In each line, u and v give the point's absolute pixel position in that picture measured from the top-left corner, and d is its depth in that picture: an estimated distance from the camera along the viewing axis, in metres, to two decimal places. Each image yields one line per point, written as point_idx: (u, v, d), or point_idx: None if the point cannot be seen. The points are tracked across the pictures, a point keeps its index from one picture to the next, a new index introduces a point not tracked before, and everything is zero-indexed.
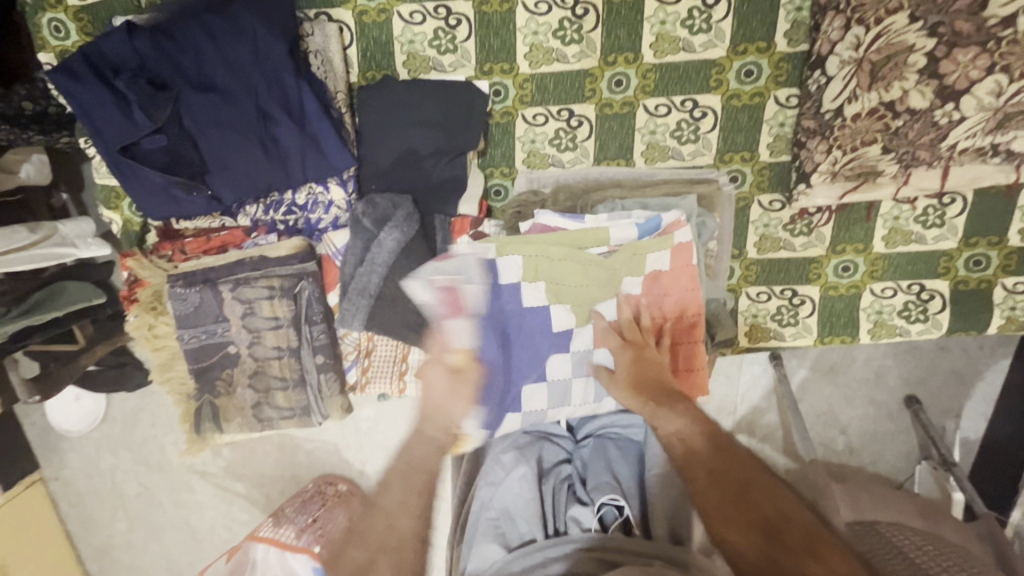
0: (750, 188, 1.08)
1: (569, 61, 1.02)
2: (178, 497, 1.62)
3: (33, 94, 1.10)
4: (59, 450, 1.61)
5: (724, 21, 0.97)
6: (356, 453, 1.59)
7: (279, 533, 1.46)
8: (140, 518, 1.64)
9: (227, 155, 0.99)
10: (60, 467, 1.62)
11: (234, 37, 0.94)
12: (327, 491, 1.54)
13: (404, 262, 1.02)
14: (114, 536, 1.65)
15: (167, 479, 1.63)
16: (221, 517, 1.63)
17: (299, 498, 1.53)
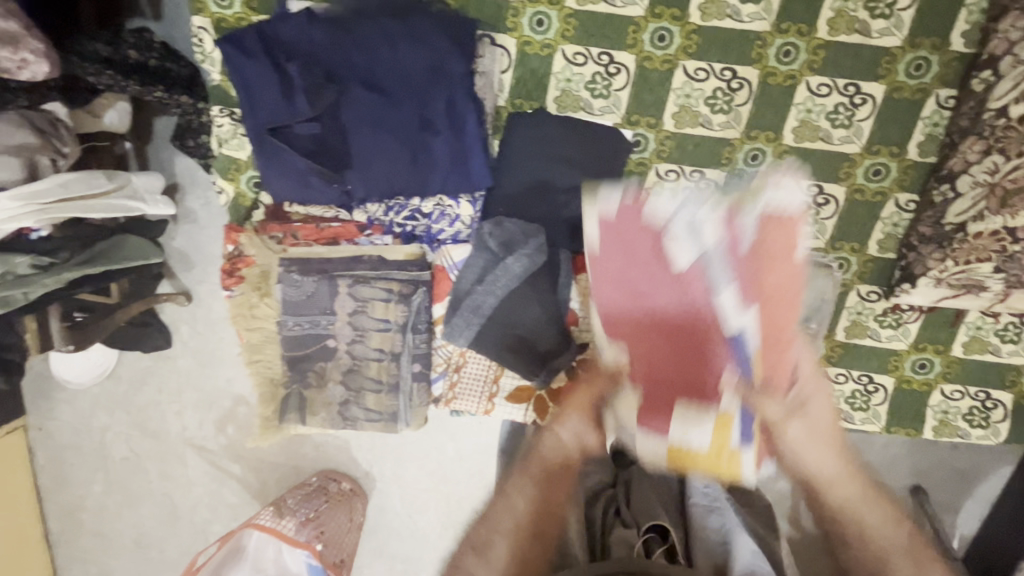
0: (853, 277, 1.14)
1: (713, 128, 1.07)
2: (166, 469, 1.57)
3: (139, 45, 1.23)
4: (51, 399, 1.57)
5: (865, 121, 1.04)
6: (366, 453, 1.56)
7: (280, 525, 1.36)
8: (119, 483, 1.58)
9: (375, 153, 1.00)
10: (46, 417, 1.57)
11: (415, 46, 0.96)
12: (330, 488, 1.49)
13: (525, 291, 1.05)
14: (86, 498, 1.59)
15: (161, 448, 1.58)
16: (207, 496, 1.57)
17: (302, 490, 1.47)
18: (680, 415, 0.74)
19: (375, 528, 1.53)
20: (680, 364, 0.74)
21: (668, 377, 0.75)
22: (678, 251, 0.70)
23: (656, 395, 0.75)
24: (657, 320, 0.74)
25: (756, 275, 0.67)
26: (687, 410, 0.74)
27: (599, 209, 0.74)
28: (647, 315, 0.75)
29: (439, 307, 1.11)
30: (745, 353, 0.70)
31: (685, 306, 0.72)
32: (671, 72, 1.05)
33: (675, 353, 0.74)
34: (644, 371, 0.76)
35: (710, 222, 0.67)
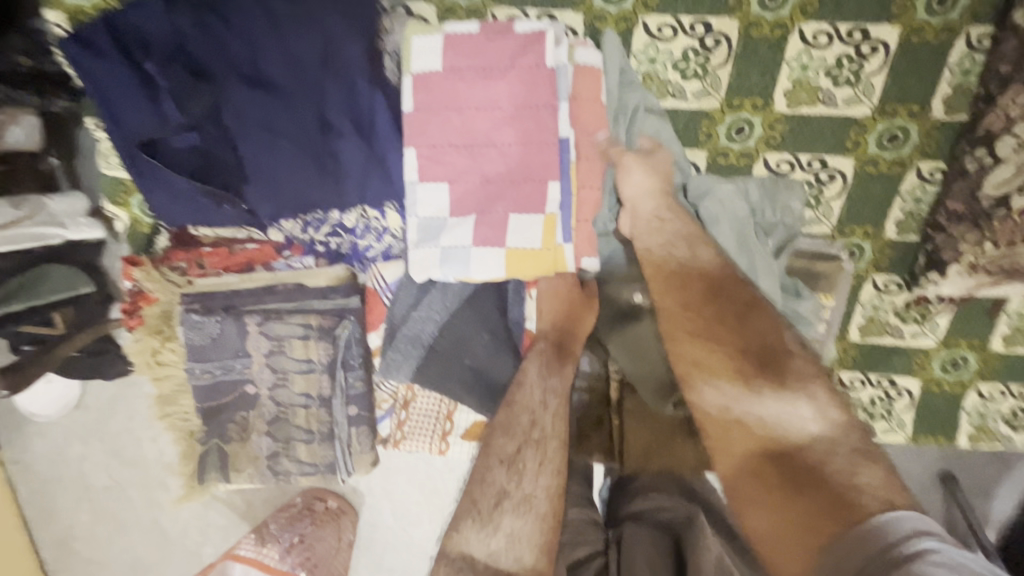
0: (866, 266, 0.95)
1: (687, 98, 0.87)
2: (150, 496, 1.40)
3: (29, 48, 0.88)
4: (23, 432, 1.39)
5: (876, 76, 0.83)
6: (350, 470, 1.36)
7: (263, 555, 1.25)
8: (107, 513, 1.40)
9: (272, 165, 0.82)
10: (23, 450, 1.40)
11: (300, 26, 0.76)
12: (316, 508, 1.32)
13: (467, 312, 0.89)
14: (76, 527, 1.41)
15: (141, 475, 1.41)
16: (195, 519, 1.40)
17: (285, 513, 1.32)
18: (515, 225, 0.82)
19: (366, 545, 1.37)
20: (513, 192, 0.81)
21: (497, 209, 0.82)
22: (466, 28, 0.81)
23: (492, 211, 0.82)
24: (498, 150, 0.81)
25: (518, 55, 0.79)
26: (520, 220, 0.82)
27: (416, 74, 0.80)
28: (474, 150, 0.81)
29: (373, 338, 0.94)
30: (564, 159, 0.81)
31: (502, 145, 0.81)
32: (630, 33, 0.84)
33: (509, 183, 0.81)
34: (479, 208, 0.82)
35: (509, 40, 0.80)
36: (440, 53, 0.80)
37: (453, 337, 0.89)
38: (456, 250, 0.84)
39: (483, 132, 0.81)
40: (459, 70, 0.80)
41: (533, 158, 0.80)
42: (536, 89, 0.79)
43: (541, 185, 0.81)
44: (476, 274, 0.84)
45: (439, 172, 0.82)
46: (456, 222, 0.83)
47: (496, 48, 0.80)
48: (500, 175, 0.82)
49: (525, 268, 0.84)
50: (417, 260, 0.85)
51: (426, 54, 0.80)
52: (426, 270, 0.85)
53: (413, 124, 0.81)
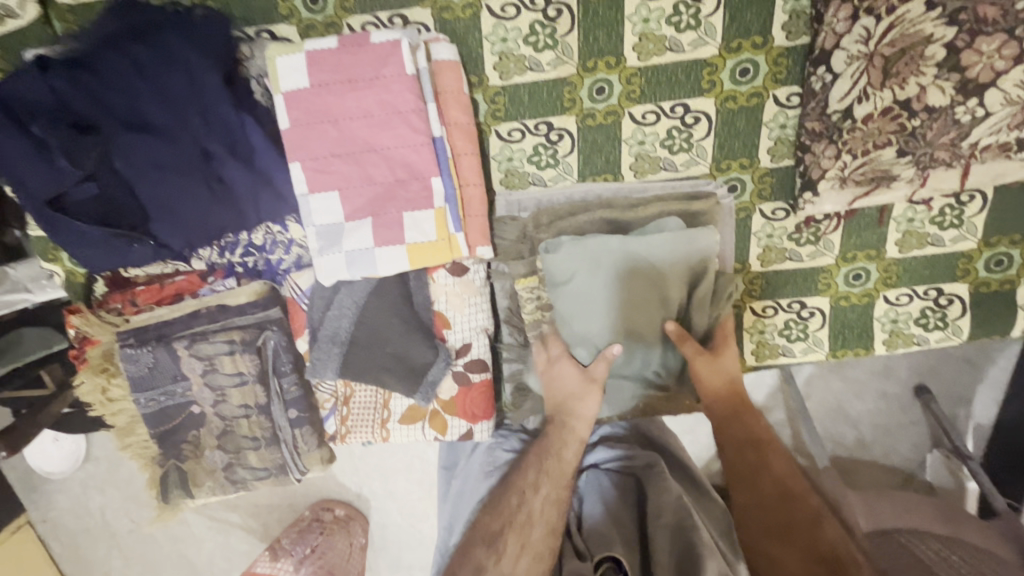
0: (750, 198, 0.99)
1: (544, 69, 0.91)
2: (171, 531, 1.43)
3: None
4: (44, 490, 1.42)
5: (714, 16, 0.87)
6: (353, 476, 1.39)
7: (277, 568, 1.28)
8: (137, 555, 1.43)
9: (172, 199, 0.88)
10: (47, 508, 1.43)
11: (165, 68, 0.83)
12: (324, 518, 1.35)
13: (376, 305, 0.95)
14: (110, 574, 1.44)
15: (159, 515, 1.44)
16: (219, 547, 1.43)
17: (296, 527, 1.35)
18: (410, 222, 0.85)
19: (382, 545, 1.40)
20: (399, 192, 0.85)
21: (391, 209, 0.85)
22: (326, 43, 0.82)
23: (385, 212, 0.85)
24: (379, 155, 0.83)
25: (380, 63, 0.81)
26: (413, 216, 0.85)
27: (287, 92, 0.82)
28: (357, 156, 0.84)
29: (302, 342, 1.00)
30: (442, 156, 0.85)
31: (382, 150, 0.83)
32: (476, 17, 0.88)
33: (396, 185, 0.85)
34: (373, 211, 0.85)
35: (369, 50, 0.81)
36: (306, 71, 0.81)
37: (372, 336, 0.96)
38: (358, 254, 0.86)
39: (363, 141, 0.83)
40: (325, 84, 0.81)
41: (415, 159, 0.84)
42: (400, 96, 0.82)
43: (424, 182, 0.85)
44: (383, 270, 0.87)
45: (328, 184, 0.84)
46: (351, 225, 0.85)
47: (360, 58, 0.81)
48: (388, 180, 0.84)
49: (427, 260, 0.87)
50: (322, 266, 0.87)
51: (292, 71, 0.81)
52: (331, 275, 0.87)
53: (297, 144, 0.83)
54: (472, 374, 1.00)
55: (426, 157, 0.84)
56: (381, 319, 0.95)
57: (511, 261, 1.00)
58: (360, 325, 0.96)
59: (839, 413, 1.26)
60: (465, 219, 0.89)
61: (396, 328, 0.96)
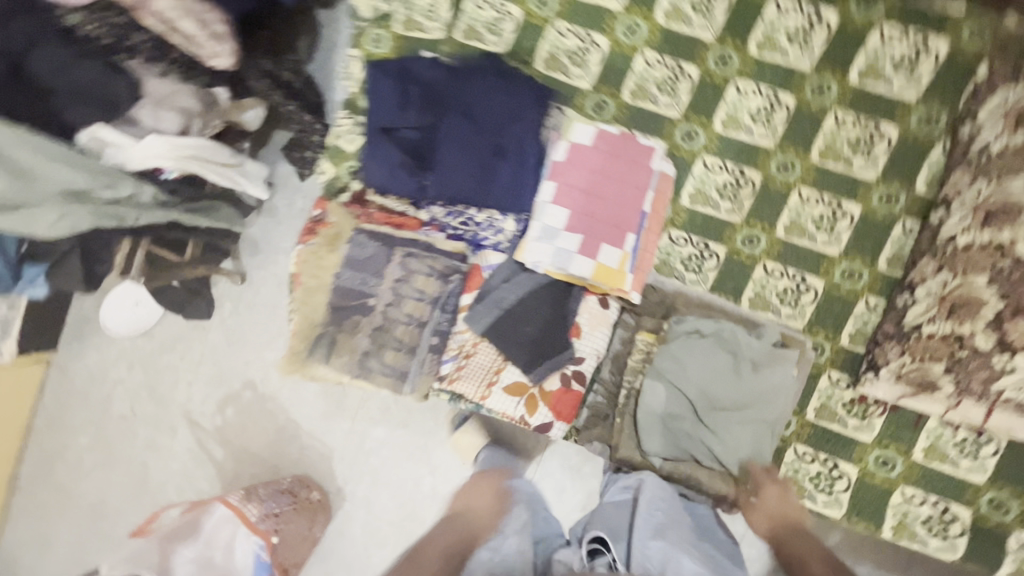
0: (825, 362, 1.30)
1: (720, 210, 1.33)
2: (154, 441, 1.79)
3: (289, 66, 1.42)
4: (81, 340, 1.82)
5: (844, 231, 1.28)
6: (345, 472, 1.72)
7: (244, 508, 1.49)
8: (106, 440, 1.80)
9: (455, 164, 1.28)
10: (65, 359, 1.83)
11: (507, 95, 1.29)
12: (299, 494, 1.63)
13: (540, 295, 1.27)
14: (70, 446, 1.82)
15: (158, 414, 1.80)
16: (180, 478, 1.79)
17: (272, 486, 1.60)
18: (603, 250, 1.20)
19: (327, 554, 1.68)
20: (606, 229, 1.20)
21: (597, 235, 1.20)
22: (610, 128, 1.26)
23: (592, 236, 1.20)
24: (606, 202, 1.21)
25: (636, 155, 1.24)
26: (608, 247, 1.20)
27: (572, 141, 1.24)
28: (593, 196, 1.21)
29: (468, 297, 1.31)
30: (641, 223, 1.23)
31: (609, 200, 1.21)
32: (694, 162, 1.34)
33: (607, 224, 1.21)
34: (585, 231, 1.19)
35: (633, 144, 1.25)
36: (593, 137, 1.23)
37: (525, 315, 1.26)
38: (559, 252, 1.20)
39: (601, 189, 1.22)
40: (598, 148, 1.23)
41: (625, 216, 1.22)
42: (632, 174, 1.23)
43: (623, 232, 1.21)
44: (571, 271, 1.19)
45: (565, 203, 1.21)
46: (566, 232, 1.20)
47: (626, 146, 1.24)
48: (603, 218, 1.21)
49: (601, 280, 1.20)
50: (530, 249, 1.20)
51: (584, 132, 1.24)
52: (533, 256, 1.20)
53: (561, 171, 1.23)
54: (574, 381, 1.26)
55: (635, 218, 1.22)
56: (541, 307, 1.26)
57: (645, 318, 1.29)
58: (522, 305, 1.26)
59: None
60: (635, 270, 1.23)
61: (541, 318, 1.26)
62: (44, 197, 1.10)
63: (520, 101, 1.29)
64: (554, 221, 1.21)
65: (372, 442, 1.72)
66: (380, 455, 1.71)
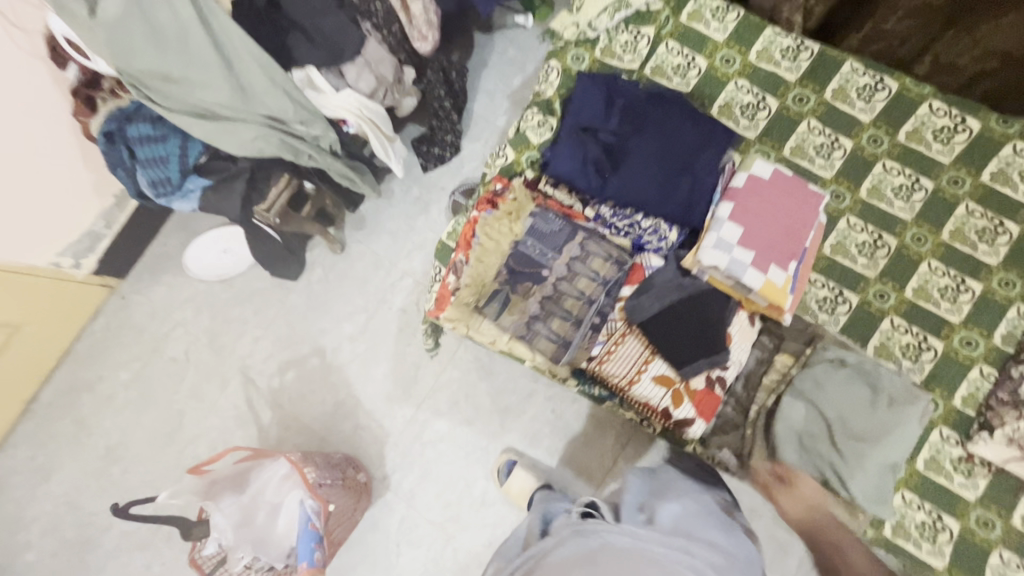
0: (937, 417, 1.41)
1: (858, 264, 1.49)
2: (202, 387, 2.12)
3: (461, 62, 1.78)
4: (159, 273, 2.18)
5: (966, 304, 1.44)
6: (396, 456, 2.01)
7: (305, 470, 1.74)
8: (159, 379, 2.13)
9: (642, 170, 1.46)
10: (140, 291, 2.18)
11: (698, 125, 1.48)
12: (349, 471, 1.91)
13: (703, 301, 1.37)
14: (117, 377, 2.14)
15: (221, 364, 2.13)
16: (219, 431, 2.10)
17: (327, 459, 1.88)
18: (772, 268, 1.33)
19: (373, 525, 1.97)
20: (775, 253, 1.35)
21: (767, 255, 1.34)
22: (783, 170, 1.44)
23: (764, 254, 1.34)
24: (778, 229, 1.37)
25: (807, 196, 1.40)
26: (775, 267, 1.34)
27: (752, 172, 1.41)
28: (767, 221, 1.37)
29: (626, 289, 1.40)
30: (804, 254, 1.38)
31: (780, 228, 1.37)
32: (839, 218, 1.52)
33: (776, 248, 1.35)
34: (758, 248, 1.34)
35: (805, 187, 1.41)
36: (772, 172, 1.41)
37: (686, 315, 1.36)
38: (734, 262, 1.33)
39: (774, 217, 1.38)
40: (775, 183, 1.40)
41: (791, 245, 1.37)
42: (795, 208, 1.39)
43: (789, 258, 1.36)
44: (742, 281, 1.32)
45: (743, 222, 1.36)
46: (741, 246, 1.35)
47: (798, 186, 1.41)
48: (773, 243, 1.36)
49: (766, 294, 1.33)
50: (707, 252, 1.34)
51: (764, 167, 1.42)
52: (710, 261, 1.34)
53: (741, 195, 1.39)
54: (716, 385, 1.35)
55: (800, 248, 1.36)
56: (703, 311, 1.37)
57: (791, 341, 1.40)
58: (687, 305, 1.37)
59: None
60: (793, 294, 1.37)
61: (698, 322, 1.36)
62: (252, 114, 1.50)
63: (711, 132, 1.48)
64: (732, 235, 1.35)
65: (429, 436, 2.01)
66: (430, 445, 2.00)
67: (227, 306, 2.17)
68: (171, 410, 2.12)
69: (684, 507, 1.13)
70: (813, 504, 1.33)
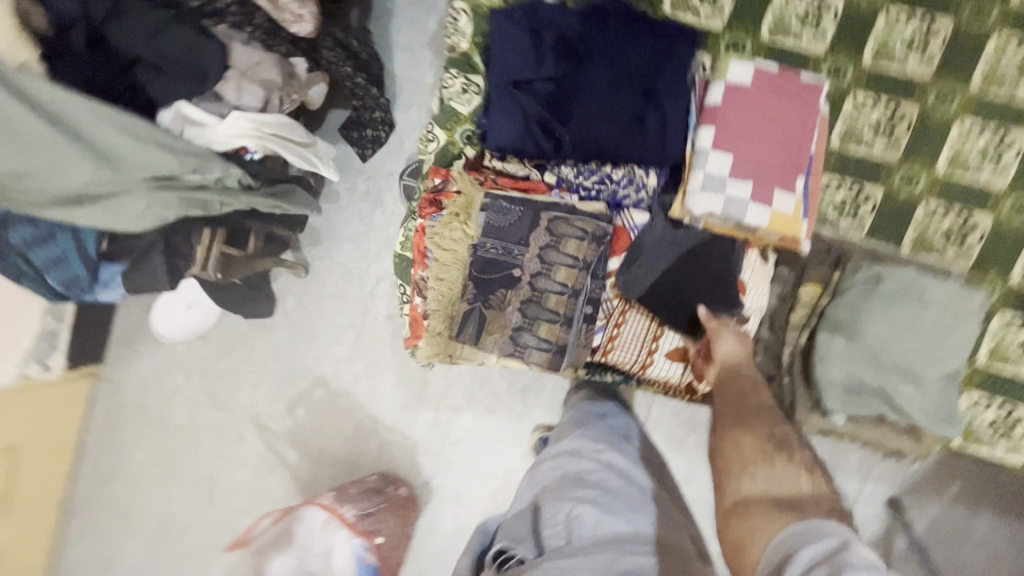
0: (995, 302, 1.23)
1: (876, 150, 1.24)
2: (224, 444, 1.81)
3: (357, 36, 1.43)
4: (131, 351, 1.84)
5: (1014, 162, 1.20)
6: (431, 460, 1.74)
7: (341, 509, 1.61)
8: (171, 450, 1.83)
9: (596, 115, 1.18)
10: (115, 372, 1.84)
11: (649, 37, 1.19)
12: (388, 490, 1.69)
13: (704, 254, 1.18)
14: (128, 463, 1.84)
15: (227, 420, 1.82)
16: (253, 480, 1.81)
17: (362, 484, 1.69)
18: (776, 196, 1.13)
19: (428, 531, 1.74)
20: (776, 175, 1.13)
21: (767, 181, 1.13)
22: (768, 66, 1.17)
23: (763, 182, 1.13)
24: (774, 144, 1.14)
25: (801, 90, 1.15)
26: (780, 193, 1.13)
27: (729, 82, 1.16)
28: (759, 139, 1.14)
29: (613, 261, 1.21)
30: (811, 164, 1.15)
31: (777, 142, 1.14)
32: (843, 100, 1.24)
33: (776, 168, 1.13)
34: (754, 176, 1.13)
35: (797, 80, 1.16)
36: (753, 75, 1.15)
37: (688, 276, 1.18)
38: (730, 202, 1.13)
39: (767, 131, 1.14)
40: (758, 87, 1.15)
41: (795, 158, 1.14)
42: (790, 110, 1.14)
43: (795, 175, 1.14)
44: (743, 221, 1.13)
45: (729, 149, 1.14)
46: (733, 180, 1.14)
47: (789, 82, 1.16)
48: (772, 163, 1.13)
49: (775, 228, 1.13)
50: (694, 199, 1.14)
51: (742, 70, 1.16)
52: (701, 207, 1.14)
53: (721, 115, 1.15)
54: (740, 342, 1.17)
55: (806, 159, 1.13)
56: (707, 265, 1.18)
57: (813, 268, 1.22)
58: (688, 264, 1.18)
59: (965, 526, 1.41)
60: (808, 215, 1.15)
61: (707, 277, 1.18)
62: (132, 181, 1.18)
63: (667, 43, 1.19)
64: (720, 169, 1.14)
65: (457, 431, 1.73)
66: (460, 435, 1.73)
67: (215, 360, 1.83)
68: (197, 478, 1.82)
69: (604, 509, 1.09)
70: (753, 377, 1.13)
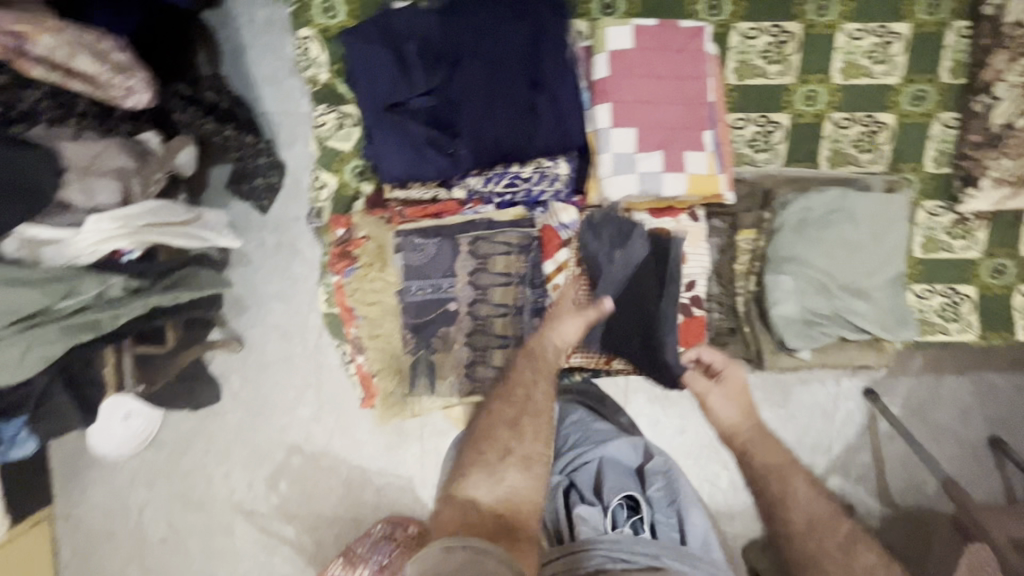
0: (916, 195, 1.25)
1: (771, 77, 1.21)
2: (212, 543, 1.54)
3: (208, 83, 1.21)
4: (81, 476, 1.54)
5: (900, 55, 1.19)
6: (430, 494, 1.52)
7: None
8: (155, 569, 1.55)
9: (485, 119, 1.08)
10: (70, 505, 1.55)
11: (517, 19, 1.09)
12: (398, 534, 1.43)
13: (640, 273, 1.08)
14: None
15: (207, 520, 1.54)
16: (258, 569, 1.54)
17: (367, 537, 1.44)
18: (688, 158, 1.10)
19: None
20: (682, 137, 1.10)
21: (674, 145, 1.09)
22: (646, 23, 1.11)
23: (670, 148, 1.09)
24: (672, 105, 1.10)
25: (684, 41, 1.10)
26: (691, 154, 1.10)
27: (611, 51, 1.09)
28: (656, 104, 1.09)
29: (550, 264, 1.12)
30: (713, 115, 1.12)
31: (674, 103, 1.10)
32: (728, 34, 1.19)
33: (680, 129, 1.10)
34: (661, 144, 1.09)
35: (679, 31, 1.10)
36: (632, 37, 1.09)
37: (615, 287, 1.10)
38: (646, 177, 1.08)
39: (661, 94, 1.09)
40: (642, 49, 1.09)
41: (695, 113, 1.10)
42: (679, 64, 1.10)
43: (700, 131, 1.11)
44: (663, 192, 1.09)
45: (629, 123, 1.09)
46: (642, 152, 1.09)
47: (670, 35, 1.10)
48: (674, 127, 1.10)
49: (695, 190, 1.10)
50: (610, 182, 1.09)
51: (622, 34, 1.09)
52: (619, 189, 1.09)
53: (612, 88, 1.09)
54: (694, 308, 1.16)
55: (706, 111, 1.10)
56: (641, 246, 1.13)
57: (742, 213, 1.20)
58: None
59: (941, 403, 1.46)
60: (724, 166, 1.12)
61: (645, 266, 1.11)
62: None
63: (537, 20, 1.09)
64: (626, 146, 1.09)
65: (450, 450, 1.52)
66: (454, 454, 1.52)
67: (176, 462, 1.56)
68: None
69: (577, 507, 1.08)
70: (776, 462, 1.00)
